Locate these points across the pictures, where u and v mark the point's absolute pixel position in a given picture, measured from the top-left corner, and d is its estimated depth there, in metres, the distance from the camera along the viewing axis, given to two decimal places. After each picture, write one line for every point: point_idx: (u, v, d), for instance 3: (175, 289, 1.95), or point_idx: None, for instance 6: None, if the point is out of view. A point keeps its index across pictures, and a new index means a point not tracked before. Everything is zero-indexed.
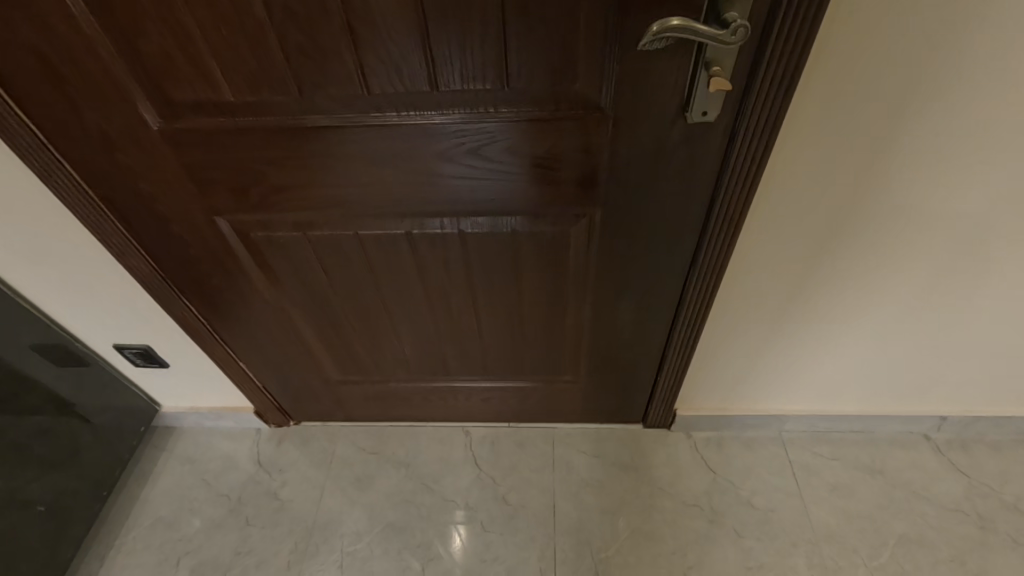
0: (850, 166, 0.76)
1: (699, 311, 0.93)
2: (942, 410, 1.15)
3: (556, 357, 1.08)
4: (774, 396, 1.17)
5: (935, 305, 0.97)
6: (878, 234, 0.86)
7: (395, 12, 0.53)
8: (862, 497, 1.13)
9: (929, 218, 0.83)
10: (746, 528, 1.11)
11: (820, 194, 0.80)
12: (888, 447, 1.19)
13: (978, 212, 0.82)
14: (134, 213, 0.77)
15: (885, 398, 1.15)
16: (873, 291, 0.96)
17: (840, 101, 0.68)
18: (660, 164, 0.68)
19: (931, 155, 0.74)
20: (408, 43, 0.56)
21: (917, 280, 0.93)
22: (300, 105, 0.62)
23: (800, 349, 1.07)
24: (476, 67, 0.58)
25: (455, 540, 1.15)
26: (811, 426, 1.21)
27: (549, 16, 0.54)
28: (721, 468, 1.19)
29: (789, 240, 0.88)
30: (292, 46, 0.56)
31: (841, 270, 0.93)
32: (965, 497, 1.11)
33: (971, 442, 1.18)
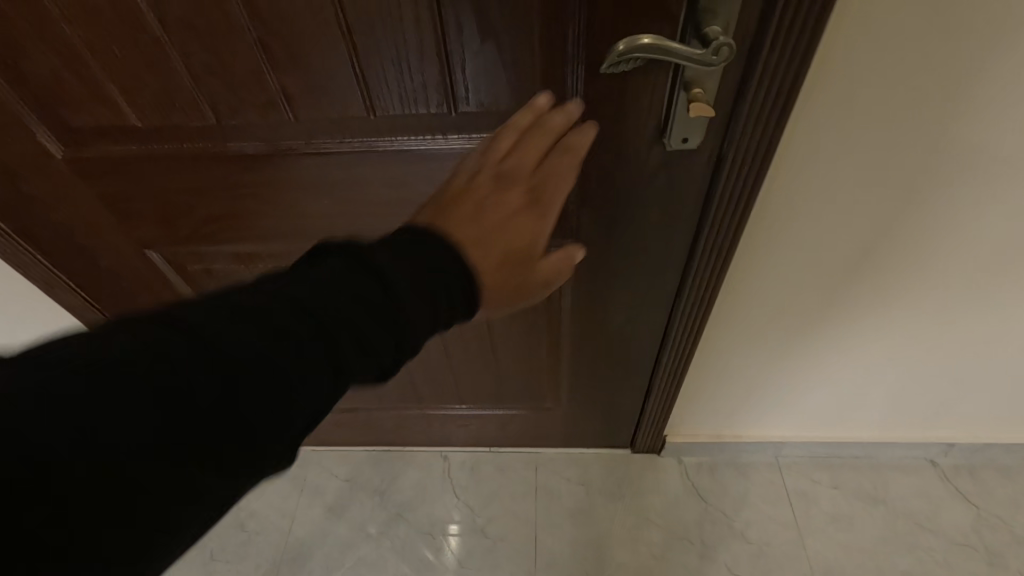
0: (855, 187, 0.68)
1: (689, 342, 0.85)
2: (949, 436, 1.08)
3: (536, 385, 1.00)
4: (771, 421, 1.10)
5: (945, 330, 0.89)
6: (884, 258, 0.79)
7: (315, 28, 0.45)
8: (863, 529, 1.06)
9: (941, 242, 0.75)
10: (739, 563, 1.04)
11: (821, 216, 0.72)
12: (892, 474, 1.12)
13: (994, 236, 0.74)
14: (54, 248, 0.69)
15: (889, 423, 1.08)
16: (879, 315, 0.88)
17: (842, 118, 0.60)
18: (638, 191, 0.60)
19: (945, 175, 0.66)
20: (334, 63, 0.48)
21: (925, 304, 0.86)
22: (221, 133, 0.54)
23: (799, 373, 1.00)
24: (416, 90, 0.50)
25: (445, 552, 1.11)
26: (810, 451, 1.14)
27: (498, 31, 0.45)
28: (713, 496, 1.12)
29: (787, 263, 0.80)
30: (199, 67, 0.48)
31: (844, 294, 0.85)
32: (973, 528, 1.04)
33: (980, 468, 1.11)
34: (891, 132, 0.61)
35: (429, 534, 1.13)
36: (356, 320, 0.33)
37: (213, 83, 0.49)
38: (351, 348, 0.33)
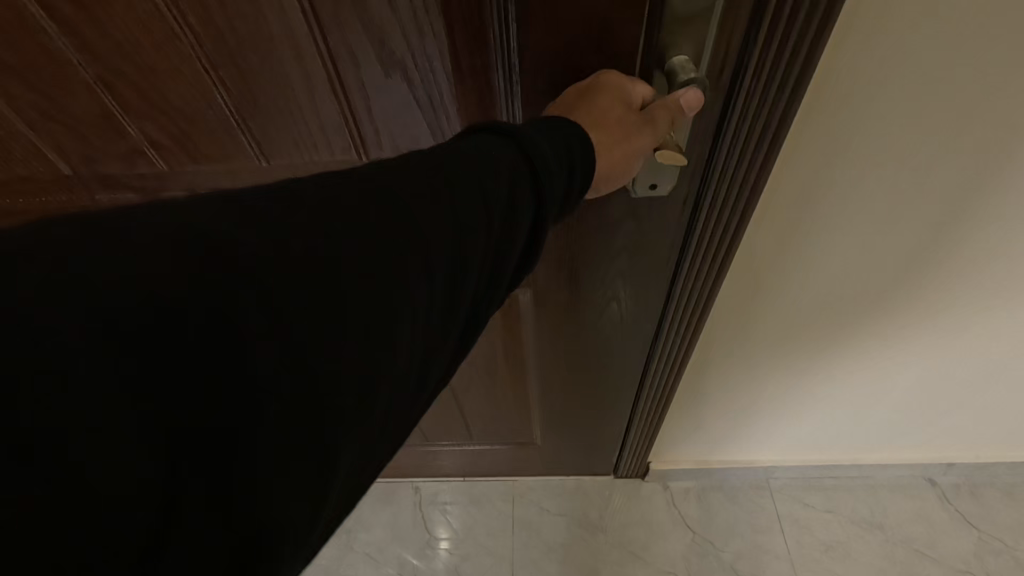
0: (855, 215, 0.60)
1: (669, 386, 0.78)
2: (950, 456, 1.02)
3: (505, 424, 0.92)
4: (760, 445, 1.02)
5: (949, 352, 0.82)
6: (885, 286, 0.71)
7: (165, 63, 0.40)
8: (858, 558, 1.00)
9: (947, 264, 0.68)
10: None
11: (814, 245, 0.64)
12: (887, 495, 1.05)
13: (1008, 257, 0.66)
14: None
15: (884, 444, 1.01)
16: (877, 338, 0.80)
17: (843, 145, 0.52)
18: (605, 239, 0.52)
19: (959, 200, 0.58)
20: (203, 103, 0.43)
21: (929, 328, 0.78)
22: (97, 157, 0.49)
23: (789, 398, 0.92)
24: (315, 134, 0.45)
25: (438, 550, 1.07)
26: (802, 474, 1.07)
27: (403, 66, 0.39)
28: (700, 525, 1.05)
29: (776, 292, 0.72)
30: (57, 109, 0.45)
31: (840, 320, 0.77)
32: (974, 554, 0.98)
33: (980, 486, 1.05)
34: (902, 156, 0.53)
35: (414, 544, 1.08)
36: (500, 177, 0.28)
37: (86, 102, 0.44)
38: (501, 206, 0.28)
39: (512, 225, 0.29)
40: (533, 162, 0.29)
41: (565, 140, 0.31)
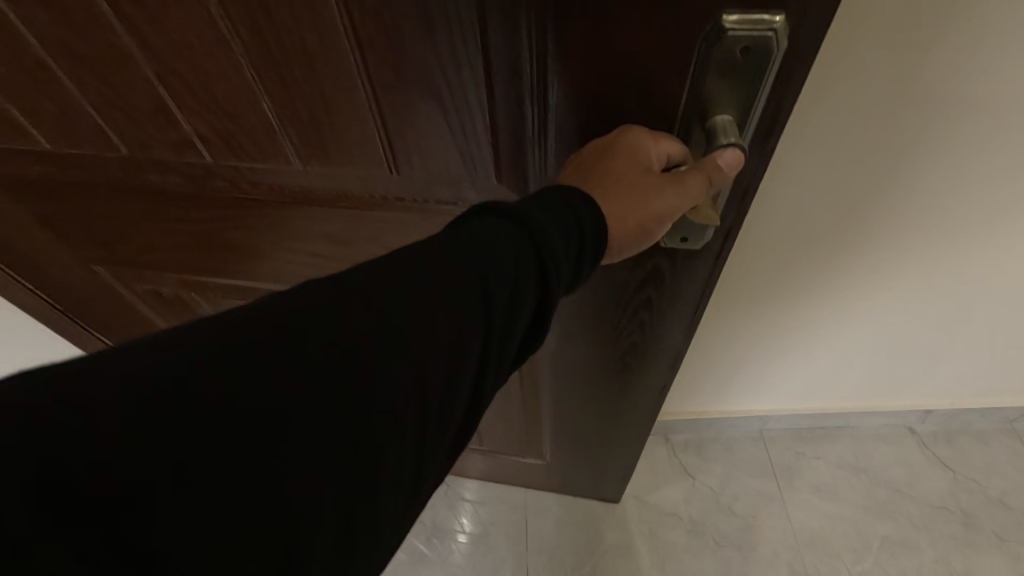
0: (833, 186, 0.68)
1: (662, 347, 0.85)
2: (928, 404, 1.10)
3: (520, 434, 0.97)
4: (754, 398, 1.10)
5: (922, 305, 0.89)
6: (853, 244, 0.78)
7: (218, 74, 0.46)
8: (845, 498, 1.08)
9: (928, 226, 0.75)
10: (726, 535, 1.06)
11: (801, 213, 0.72)
12: (872, 443, 1.13)
13: (969, 212, 0.73)
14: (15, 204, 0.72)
15: (867, 394, 1.09)
16: (866, 296, 0.88)
17: (821, 119, 0.60)
18: (640, 292, 0.57)
19: (915, 160, 0.65)
20: (249, 110, 0.48)
21: (911, 283, 0.85)
22: (151, 142, 0.55)
23: (781, 353, 1.00)
24: (350, 148, 0.50)
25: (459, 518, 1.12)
26: (792, 424, 1.15)
27: (436, 97, 0.43)
28: (700, 472, 1.13)
29: (775, 259, 0.80)
30: (122, 99, 0.52)
31: (833, 277, 0.84)
32: (951, 493, 1.07)
33: (956, 433, 1.13)
34: (856, 125, 0.60)
35: (427, 524, 1.12)
36: (506, 270, 0.29)
37: (149, 97, 0.50)
38: (501, 297, 0.29)
39: (517, 307, 0.30)
40: (539, 250, 0.30)
41: (567, 214, 0.32)
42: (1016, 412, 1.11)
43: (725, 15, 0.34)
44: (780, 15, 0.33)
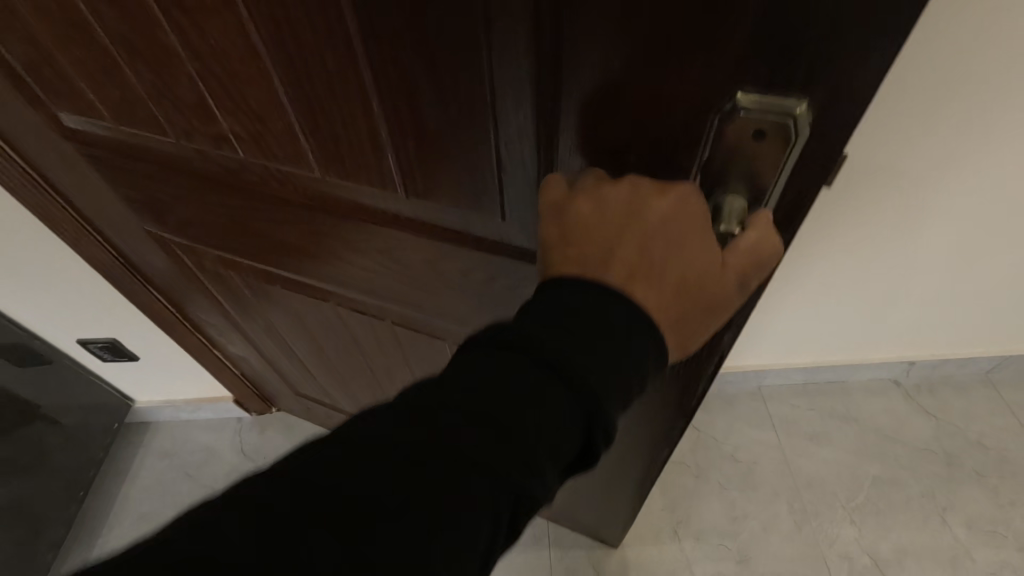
0: None
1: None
2: (911, 356, 1.20)
3: None
4: (752, 353, 1.20)
5: (902, 263, 0.99)
6: (839, 197, 0.87)
7: (248, 78, 0.45)
8: (838, 444, 1.17)
9: (909, 182, 0.84)
10: (729, 480, 1.14)
11: None
12: (861, 395, 1.23)
13: (935, 169, 0.82)
14: (63, 180, 0.75)
15: (855, 349, 1.18)
16: (855, 252, 0.97)
17: None
18: None
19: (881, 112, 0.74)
20: (278, 116, 0.48)
21: (896, 241, 0.94)
22: (194, 133, 0.55)
23: (776, 308, 1.09)
24: (369, 168, 0.49)
25: None
26: (788, 379, 1.24)
27: (454, 126, 0.40)
28: (703, 424, 1.22)
29: None
30: (157, 88, 0.52)
31: (822, 231, 0.93)
32: (935, 437, 1.17)
33: (937, 384, 1.23)
34: None
35: None
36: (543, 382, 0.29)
37: (188, 94, 0.50)
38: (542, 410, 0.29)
39: (523, 489, 0.28)
40: (580, 391, 0.30)
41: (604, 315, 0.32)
42: (991, 364, 1.21)
43: (737, 93, 0.31)
44: (803, 101, 0.30)
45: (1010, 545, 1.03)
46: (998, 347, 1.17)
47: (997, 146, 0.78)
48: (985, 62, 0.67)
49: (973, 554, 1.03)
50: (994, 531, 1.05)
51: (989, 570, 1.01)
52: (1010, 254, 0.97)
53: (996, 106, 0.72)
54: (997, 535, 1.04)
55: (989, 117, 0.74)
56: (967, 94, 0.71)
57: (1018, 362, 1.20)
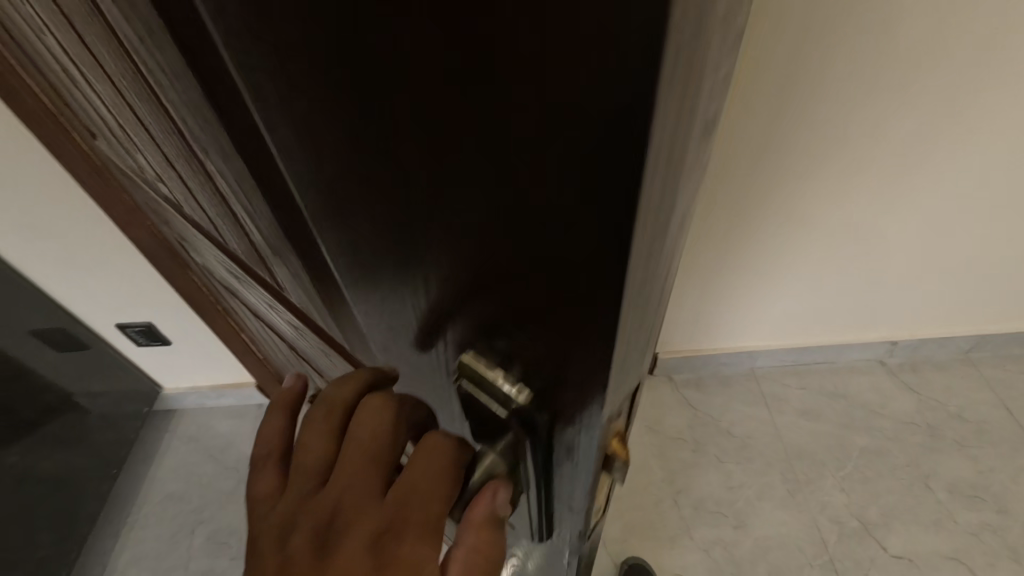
0: (799, 126, 0.85)
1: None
2: (894, 336, 1.28)
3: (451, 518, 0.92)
4: (744, 335, 1.28)
5: (883, 245, 1.07)
6: (820, 185, 0.95)
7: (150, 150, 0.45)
8: (826, 418, 1.24)
9: (888, 165, 0.92)
10: (726, 453, 1.21)
11: (767, 156, 0.90)
12: (849, 374, 1.31)
13: (908, 146, 0.90)
14: (106, 174, 0.83)
15: (842, 329, 1.27)
16: (840, 236, 1.05)
17: (792, 75, 0.78)
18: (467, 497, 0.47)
19: (855, 96, 0.82)
20: (183, 189, 0.48)
21: (876, 224, 1.03)
22: (142, 175, 0.58)
23: (766, 292, 1.17)
24: (250, 259, 0.48)
25: None
26: (780, 361, 1.32)
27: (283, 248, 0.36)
28: (700, 404, 1.29)
29: (749, 199, 0.97)
30: (106, 131, 0.54)
31: (803, 217, 1.01)
32: (918, 411, 1.24)
33: (920, 364, 1.31)
34: (804, 79, 0.79)
35: None
36: None
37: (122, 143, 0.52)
38: None
39: None
40: None
41: None
42: (970, 343, 1.29)
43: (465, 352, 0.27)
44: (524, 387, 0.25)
45: (991, 508, 1.10)
46: (975, 326, 1.26)
47: (958, 134, 0.88)
48: (935, 58, 0.77)
49: (956, 517, 1.09)
50: (975, 495, 1.12)
51: (971, 531, 1.08)
52: (977, 234, 1.06)
53: (952, 96, 0.83)
54: (978, 500, 1.11)
55: (955, 95, 0.82)
56: (924, 85, 0.81)
57: (995, 340, 1.29)
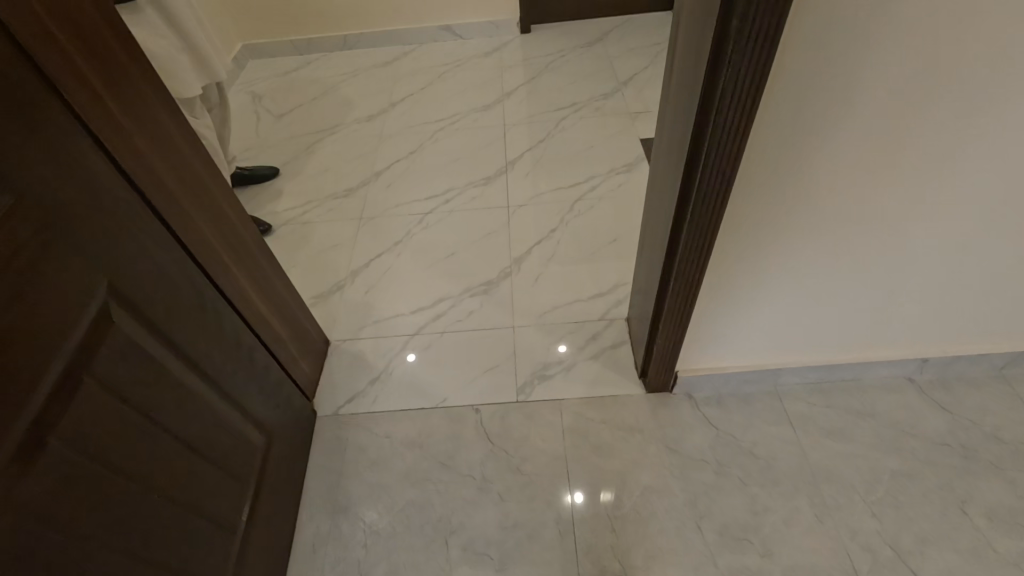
0: (817, 156, 0.84)
1: (702, 263, 0.98)
2: (924, 353, 1.24)
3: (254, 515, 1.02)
4: (767, 354, 1.24)
5: (911, 266, 1.04)
6: (843, 209, 0.93)
7: None
8: (854, 438, 1.20)
9: (913, 192, 0.91)
10: (751, 476, 1.17)
11: (787, 184, 0.88)
12: (875, 391, 1.27)
13: (942, 167, 0.87)
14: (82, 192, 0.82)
15: (867, 347, 1.23)
16: (864, 255, 1.02)
17: (817, 104, 0.76)
18: None
19: (889, 114, 0.79)
20: None
21: (908, 243, 1.00)
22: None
23: (785, 312, 1.14)
24: None
25: (514, 472, 1.22)
26: (803, 378, 1.29)
27: None
28: (720, 423, 1.25)
29: (767, 225, 0.96)
30: None
31: (824, 239, 0.99)
32: (950, 431, 1.19)
33: (951, 381, 1.27)
34: (829, 109, 0.77)
35: (476, 479, 1.22)
36: None
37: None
38: None
39: None
40: None
41: None
42: (1004, 360, 1.25)
43: None
44: None
45: None
46: (1009, 344, 1.22)
47: (990, 156, 0.86)
48: (965, 86, 0.76)
49: (995, 544, 1.04)
50: (1016, 521, 1.06)
51: (1012, 560, 1.02)
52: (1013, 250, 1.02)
53: (986, 120, 0.80)
54: (1018, 526, 1.06)
55: (992, 115, 0.80)
56: (956, 108, 0.79)
57: None
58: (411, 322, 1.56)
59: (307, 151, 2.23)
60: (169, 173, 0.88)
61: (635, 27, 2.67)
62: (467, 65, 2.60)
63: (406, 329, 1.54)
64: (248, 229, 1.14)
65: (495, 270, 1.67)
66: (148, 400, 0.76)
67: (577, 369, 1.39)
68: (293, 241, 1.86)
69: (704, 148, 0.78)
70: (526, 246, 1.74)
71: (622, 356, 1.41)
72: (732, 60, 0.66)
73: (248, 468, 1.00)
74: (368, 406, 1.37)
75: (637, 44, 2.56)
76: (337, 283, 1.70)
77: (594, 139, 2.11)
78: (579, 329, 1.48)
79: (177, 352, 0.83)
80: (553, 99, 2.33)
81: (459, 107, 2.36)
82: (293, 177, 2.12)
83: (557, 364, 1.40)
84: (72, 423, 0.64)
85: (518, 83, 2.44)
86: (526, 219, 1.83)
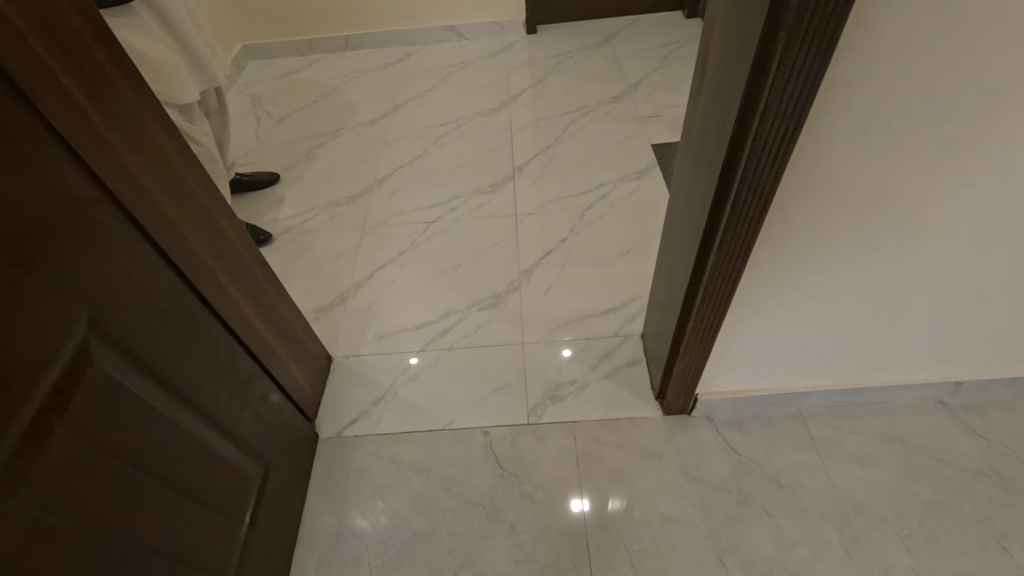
0: (868, 193, 0.75)
1: (730, 286, 0.91)
2: (958, 376, 1.17)
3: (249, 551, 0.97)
4: (793, 379, 1.17)
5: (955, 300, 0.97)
6: (891, 246, 0.85)
7: None
8: (884, 465, 1.14)
9: (969, 227, 0.83)
10: (776, 506, 1.11)
11: (831, 220, 0.80)
12: (905, 416, 1.21)
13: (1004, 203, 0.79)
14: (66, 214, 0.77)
15: (899, 372, 1.16)
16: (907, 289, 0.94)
17: (874, 141, 0.68)
18: None
19: (954, 149, 0.70)
20: None
21: (955, 278, 0.92)
22: None
23: (816, 343, 1.07)
24: None
25: (526, 500, 1.16)
26: (829, 401, 1.23)
27: None
28: (742, 449, 1.19)
29: (804, 261, 0.88)
30: None
31: (867, 274, 0.91)
32: (986, 459, 1.13)
33: (985, 405, 1.21)
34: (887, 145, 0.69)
35: (486, 507, 1.16)
36: None
37: None
38: None
39: None
40: None
41: None
42: None
43: None
44: None
45: None
46: None
47: None
48: None
49: None
50: None
51: None
52: None
53: None
54: None
55: None
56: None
57: None
58: (416, 338, 1.50)
59: (309, 156, 2.17)
60: (160, 190, 0.82)
61: (644, 27, 2.60)
62: (473, 67, 2.54)
63: (411, 345, 1.48)
64: (246, 245, 1.08)
65: (504, 283, 1.61)
66: (130, 442, 0.71)
67: (591, 389, 1.33)
68: (294, 250, 1.80)
69: (740, 171, 0.72)
70: (536, 257, 1.68)
71: (638, 375, 1.35)
72: (779, 72, 0.60)
73: (241, 503, 0.95)
74: (372, 428, 1.31)
75: (646, 45, 2.50)
76: (340, 295, 1.64)
77: (604, 144, 2.05)
78: (592, 345, 1.42)
79: (162, 385, 0.77)
80: (561, 102, 2.26)
81: (464, 110, 2.30)
82: (294, 183, 2.06)
83: (570, 384, 1.34)
84: (39, 478, 0.58)
85: (525, 86, 2.38)
86: (534, 229, 1.77)
